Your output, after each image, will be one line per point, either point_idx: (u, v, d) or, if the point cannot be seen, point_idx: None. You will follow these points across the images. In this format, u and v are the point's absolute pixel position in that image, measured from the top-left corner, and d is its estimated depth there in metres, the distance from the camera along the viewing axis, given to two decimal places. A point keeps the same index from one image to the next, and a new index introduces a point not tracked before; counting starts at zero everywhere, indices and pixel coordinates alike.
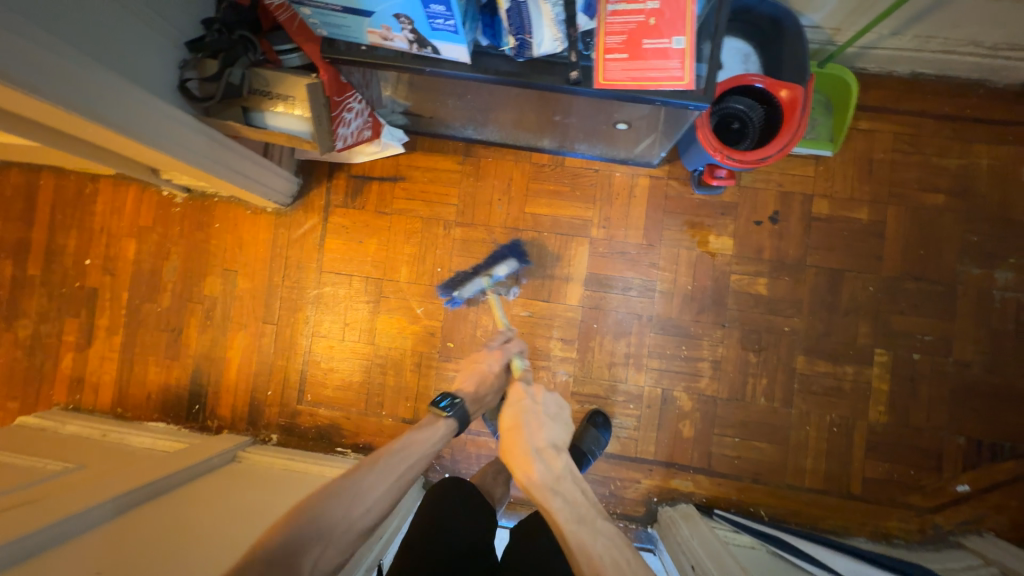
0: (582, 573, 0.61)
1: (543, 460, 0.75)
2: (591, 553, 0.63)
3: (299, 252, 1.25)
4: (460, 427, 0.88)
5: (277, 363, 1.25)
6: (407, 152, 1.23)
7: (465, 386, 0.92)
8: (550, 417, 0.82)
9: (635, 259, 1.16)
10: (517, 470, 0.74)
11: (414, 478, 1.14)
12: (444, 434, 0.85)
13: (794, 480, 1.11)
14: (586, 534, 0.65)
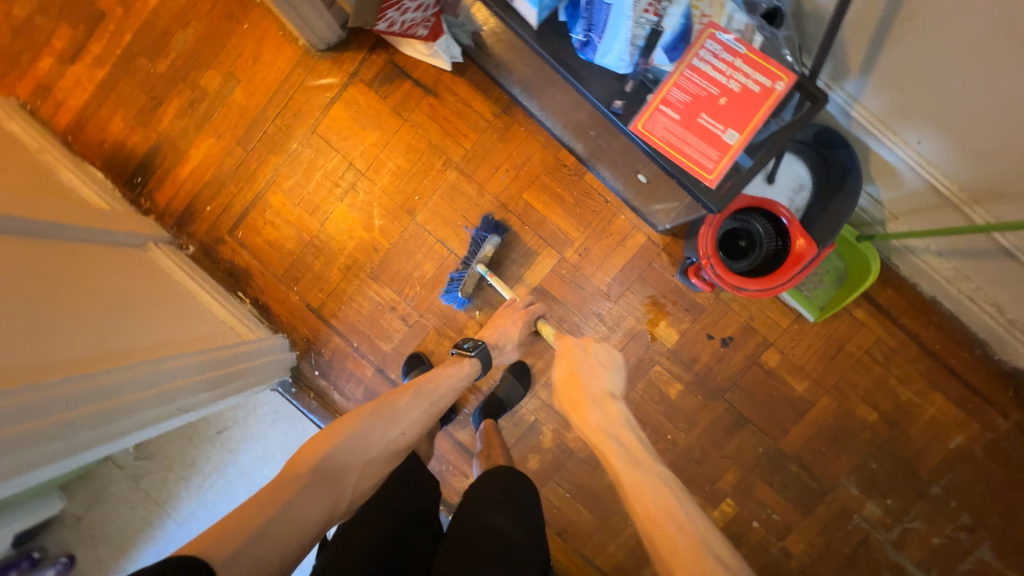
0: (637, 510, 0.60)
1: (599, 406, 0.74)
2: (643, 489, 0.61)
3: (304, 101, 1.20)
4: (482, 368, 0.91)
5: (230, 187, 1.24)
6: (453, 73, 1.16)
7: (486, 335, 0.96)
8: (601, 359, 0.84)
9: (586, 300, 1.16)
10: (576, 418, 0.74)
11: (284, 357, 1.18)
12: (464, 377, 0.87)
13: (591, 556, 1.15)
14: (639, 472, 0.63)
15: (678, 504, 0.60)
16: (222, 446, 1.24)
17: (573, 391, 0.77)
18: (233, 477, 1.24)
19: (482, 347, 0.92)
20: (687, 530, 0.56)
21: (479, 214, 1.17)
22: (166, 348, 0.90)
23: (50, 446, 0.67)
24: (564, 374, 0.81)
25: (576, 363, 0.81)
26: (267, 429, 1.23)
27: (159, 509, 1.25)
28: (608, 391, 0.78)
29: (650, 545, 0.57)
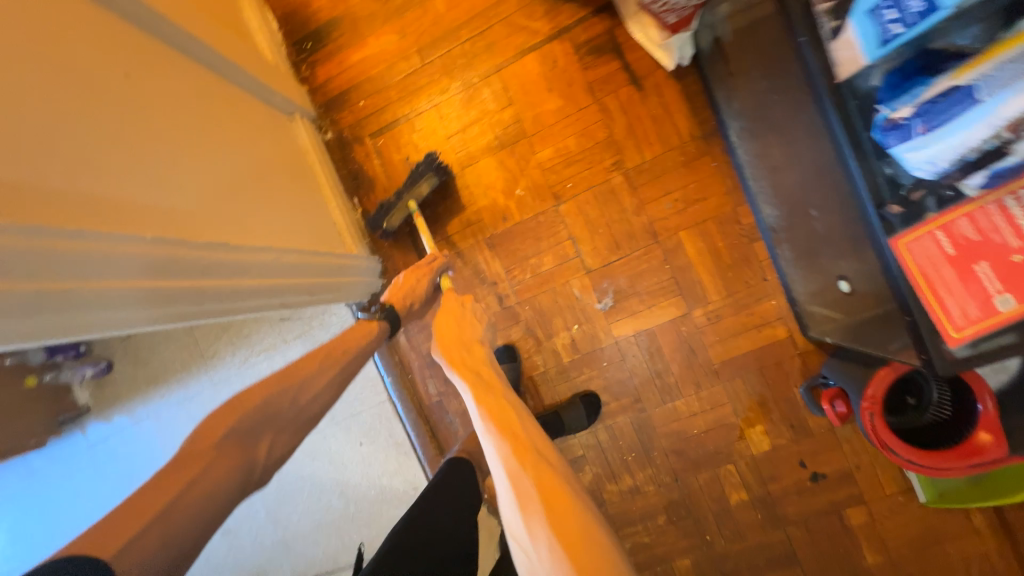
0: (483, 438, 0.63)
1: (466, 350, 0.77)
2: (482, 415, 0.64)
3: (503, 38, 1.11)
4: (390, 329, 0.93)
5: (391, 92, 1.17)
6: (669, 74, 1.04)
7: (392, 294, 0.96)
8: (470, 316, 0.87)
9: (690, 366, 1.06)
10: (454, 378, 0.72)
11: (371, 282, 1.13)
12: (378, 336, 0.90)
13: None
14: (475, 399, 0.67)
15: (505, 420, 0.63)
16: (280, 333, 1.23)
17: (451, 363, 0.73)
18: (279, 366, 1.24)
19: (386, 309, 0.93)
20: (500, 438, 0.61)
21: (625, 231, 1.07)
22: (280, 240, 0.86)
23: (195, 307, 0.64)
24: (448, 348, 0.76)
25: (450, 322, 0.82)
26: (326, 338, 1.21)
27: (203, 360, 1.28)
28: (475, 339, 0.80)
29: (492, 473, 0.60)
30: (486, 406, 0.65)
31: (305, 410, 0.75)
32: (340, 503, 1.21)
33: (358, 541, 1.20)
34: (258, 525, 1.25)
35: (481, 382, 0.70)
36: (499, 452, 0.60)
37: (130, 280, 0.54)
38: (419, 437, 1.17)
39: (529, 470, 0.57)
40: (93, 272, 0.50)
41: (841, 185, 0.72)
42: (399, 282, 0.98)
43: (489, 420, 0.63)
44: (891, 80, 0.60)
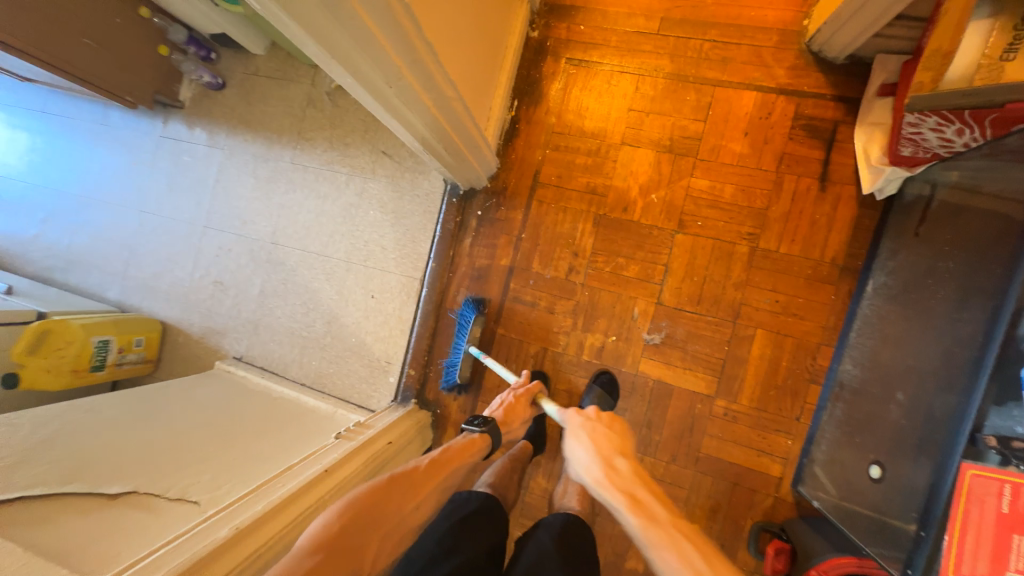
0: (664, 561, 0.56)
1: (582, 465, 0.71)
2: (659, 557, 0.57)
3: (741, 60, 1.08)
4: (490, 449, 0.87)
5: (612, 37, 1.15)
6: (854, 195, 1.02)
7: (493, 413, 0.92)
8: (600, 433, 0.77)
9: (680, 439, 1.07)
10: (608, 493, 0.65)
11: (480, 176, 1.14)
12: (479, 456, 0.84)
13: None
14: (620, 514, 0.62)
15: (680, 549, 0.57)
16: (374, 162, 1.24)
17: (601, 476, 0.67)
18: (353, 187, 1.25)
19: (491, 424, 0.87)
20: None
21: (713, 294, 1.06)
22: (467, 93, 0.87)
23: (388, 90, 0.67)
24: (586, 458, 0.71)
25: (598, 441, 0.73)
26: (408, 194, 1.22)
27: (296, 137, 1.29)
28: (616, 461, 0.70)
29: None
30: (658, 532, 0.59)
31: (407, 519, 0.70)
32: (321, 329, 1.25)
33: (312, 368, 1.24)
34: (246, 296, 1.30)
35: (633, 491, 0.64)
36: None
37: (373, 28, 0.54)
38: (421, 326, 1.20)
39: None
40: (378, 17, 0.53)
41: (958, 397, 0.69)
42: (508, 402, 0.94)
43: (663, 547, 0.57)
44: None
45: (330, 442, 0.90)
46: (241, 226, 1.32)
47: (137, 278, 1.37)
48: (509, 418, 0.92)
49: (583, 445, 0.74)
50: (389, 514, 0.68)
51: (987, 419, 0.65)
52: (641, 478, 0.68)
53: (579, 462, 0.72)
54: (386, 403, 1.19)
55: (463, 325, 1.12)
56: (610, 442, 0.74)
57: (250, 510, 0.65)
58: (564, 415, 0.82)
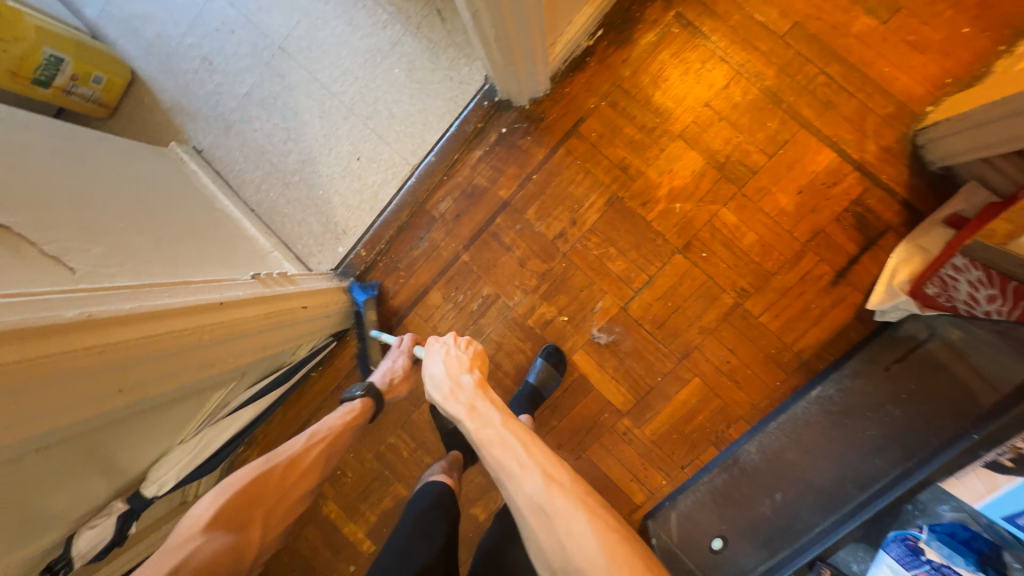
0: (489, 450, 0.66)
1: (428, 385, 0.79)
2: (486, 451, 0.67)
3: (842, 113, 0.96)
4: (373, 413, 0.92)
5: (735, 15, 0.98)
6: (858, 304, 0.97)
7: (375, 376, 0.97)
8: (449, 352, 0.81)
9: (573, 434, 1.08)
10: (450, 408, 0.74)
11: (523, 93, 1.01)
12: (362, 420, 0.90)
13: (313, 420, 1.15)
14: (460, 419, 0.72)
15: (506, 445, 0.66)
16: (423, 17, 1.08)
17: (446, 397, 0.75)
18: (389, 32, 1.09)
19: (370, 387, 0.91)
20: (513, 486, 0.62)
21: (676, 326, 1.03)
22: None
23: None
24: (437, 373, 0.79)
25: (447, 356, 0.81)
26: (441, 71, 1.08)
27: None
28: (458, 379, 0.76)
29: (503, 472, 0.63)
30: (481, 425, 0.69)
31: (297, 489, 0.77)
32: (292, 165, 1.15)
33: (268, 199, 1.15)
34: (231, 92, 1.16)
35: (474, 403, 0.72)
36: (510, 471, 0.63)
37: None
38: (391, 213, 1.12)
39: (580, 521, 0.57)
40: None
41: (830, 527, 0.70)
42: (392, 366, 0.98)
43: (489, 446, 0.66)
44: (954, 529, 0.60)
45: (244, 279, 0.85)
46: (255, 12, 1.14)
47: (121, 9, 1.19)
48: (389, 387, 0.95)
49: (439, 362, 0.80)
50: (273, 489, 0.73)
51: (835, 552, 0.70)
52: (483, 381, 0.76)
53: (435, 380, 0.78)
54: (325, 268, 1.14)
55: (356, 310, 1.09)
56: (461, 360, 0.80)
57: (114, 306, 0.56)
58: (428, 344, 0.86)
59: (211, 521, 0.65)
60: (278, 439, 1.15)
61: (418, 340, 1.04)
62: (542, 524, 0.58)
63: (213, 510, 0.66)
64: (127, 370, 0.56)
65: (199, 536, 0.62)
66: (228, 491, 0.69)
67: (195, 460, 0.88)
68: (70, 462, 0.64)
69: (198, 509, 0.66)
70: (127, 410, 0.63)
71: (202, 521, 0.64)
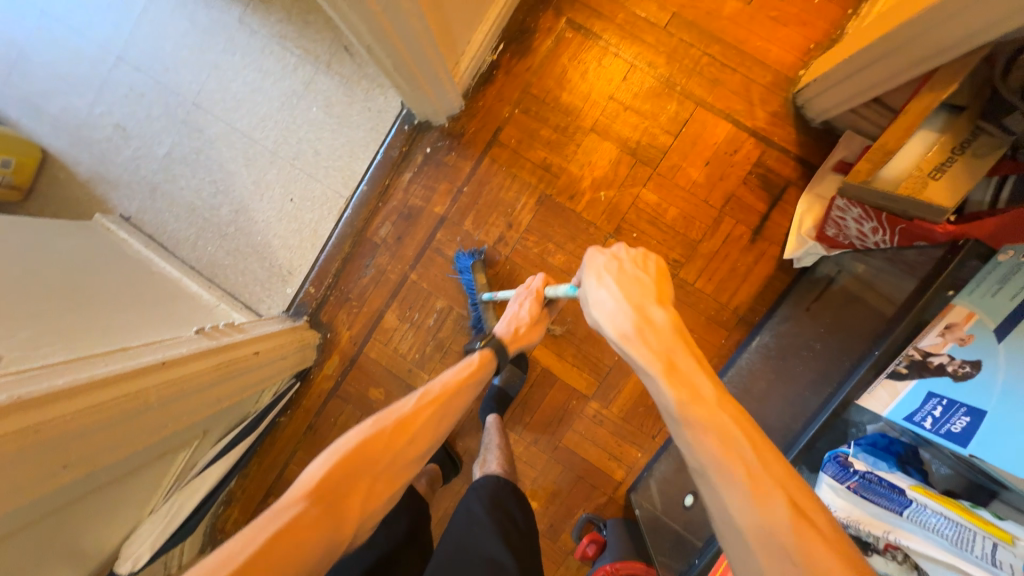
0: (717, 456, 0.47)
1: (609, 323, 0.60)
2: (708, 456, 0.47)
3: (729, 88, 1.05)
4: (497, 363, 0.83)
5: (619, 13, 1.07)
6: (778, 255, 1.05)
7: (500, 327, 0.86)
8: (620, 276, 0.63)
9: (547, 427, 1.11)
10: (641, 351, 0.55)
11: (440, 113, 1.06)
12: (480, 376, 0.79)
13: (287, 465, 1.13)
14: (661, 395, 0.52)
15: (727, 447, 0.47)
16: (331, 55, 1.11)
17: (631, 332, 0.57)
18: (301, 74, 1.12)
19: (494, 341, 0.83)
20: (742, 503, 0.45)
21: None
22: (435, 15, 0.78)
23: None
24: (613, 305, 0.60)
25: (639, 286, 0.62)
26: (359, 103, 1.12)
27: None
28: (652, 320, 0.57)
29: (730, 478, 0.46)
30: (705, 416, 0.49)
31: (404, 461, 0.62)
32: (225, 217, 1.15)
33: (206, 254, 1.15)
34: (150, 154, 1.16)
35: (670, 354, 0.54)
36: (731, 477, 0.46)
37: None
38: (333, 247, 1.14)
39: (811, 539, 0.42)
40: None
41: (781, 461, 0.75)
42: (518, 313, 0.87)
43: (710, 444, 0.48)
44: (876, 440, 0.70)
45: (187, 335, 0.84)
46: (162, 73, 1.15)
47: (23, 88, 1.16)
48: (515, 336, 0.85)
49: (611, 287, 0.62)
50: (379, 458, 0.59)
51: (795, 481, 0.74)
52: (679, 331, 0.57)
53: (604, 308, 0.60)
54: (276, 312, 1.14)
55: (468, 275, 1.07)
56: (641, 290, 0.61)
57: (45, 384, 0.56)
58: (586, 263, 0.67)
59: (318, 486, 0.52)
60: (255, 489, 1.13)
61: (551, 282, 0.90)
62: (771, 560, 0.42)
63: (324, 471, 0.54)
64: (72, 445, 0.56)
65: (295, 503, 0.50)
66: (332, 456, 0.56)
67: (165, 531, 0.85)
68: (37, 553, 0.59)
69: (312, 464, 0.55)
70: (80, 485, 0.62)
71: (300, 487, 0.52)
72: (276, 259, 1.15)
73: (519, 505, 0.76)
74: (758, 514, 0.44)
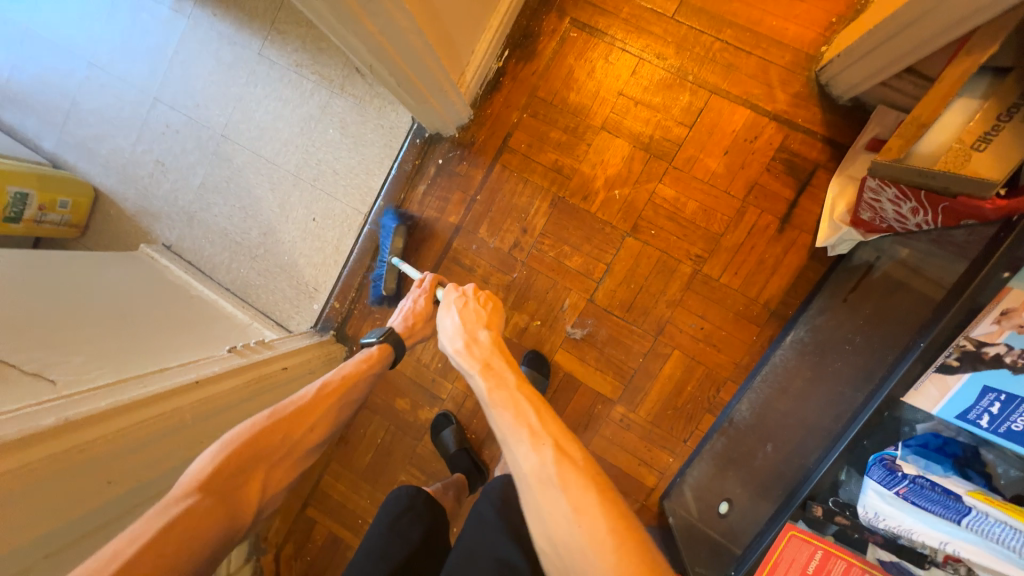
0: (507, 419, 0.60)
1: (452, 340, 0.74)
2: (497, 419, 0.60)
3: (746, 72, 1.00)
4: (392, 360, 0.88)
5: (624, 7, 1.04)
6: (810, 244, 0.99)
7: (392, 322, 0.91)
8: (467, 313, 0.79)
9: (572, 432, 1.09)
10: (466, 361, 0.70)
11: (448, 124, 1.07)
12: (380, 366, 0.86)
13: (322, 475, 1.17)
14: (475, 382, 0.66)
15: (516, 409, 0.60)
16: (344, 77, 1.15)
17: (461, 347, 0.72)
18: (317, 98, 1.17)
19: (390, 333, 0.87)
20: (515, 452, 0.57)
21: (644, 305, 1.05)
22: (435, 30, 0.79)
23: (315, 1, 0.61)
24: (453, 329, 0.76)
25: (483, 312, 0.79)
26: (372, 121, 1.15)
27: (268, 27, 1.18)
28: (478, 336, 0.74)
29: (513, 432, 0.58)
30: (501, 396, 0.62)
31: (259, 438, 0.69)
32: (254, 239, 1.21)
33: (239, 275, 1.21)
34: (186, 186, 1.24)
35: (488, 360, 0.69)
36: (517, 437, 0.57)
37: None
38: (355, 262, 1.17)
39: (574, 476, 0.53)
40: None
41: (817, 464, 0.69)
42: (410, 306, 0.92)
43: (501, 406, 0.61)
44: (927, 440, 0.63)
45: (220, 354, 0.89)
46: (193, 108, 1.23)
47: (76, 134, 1.28)
48: (412, 328, 0.90)
49: (454, 314, 0.78)
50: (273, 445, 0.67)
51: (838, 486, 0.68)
52: (500, 345, 0.73)
53: (448, 332, 0.76)
54: (305, 327, 1.18)
55: (387, 234, 1.11)
56: (478, 316, 0.78)
57: (90, 406, 0.61)
58: (445, 295, 0.85)
59: (204, 477, 0.59)
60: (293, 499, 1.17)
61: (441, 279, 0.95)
62: (545, 499, 0.53)
63: (209, 463, 0.61)
64: (116, 462, 0.61)
65: (182, 498, 0.56)
66: (227, 448, 0.63)
67: None
68: None
69: (199, 460, 0.61)
70: None
71: (185, 484, 0.58)
72: (302, 276, 1.19)
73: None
74: (523, 456, 0.56)
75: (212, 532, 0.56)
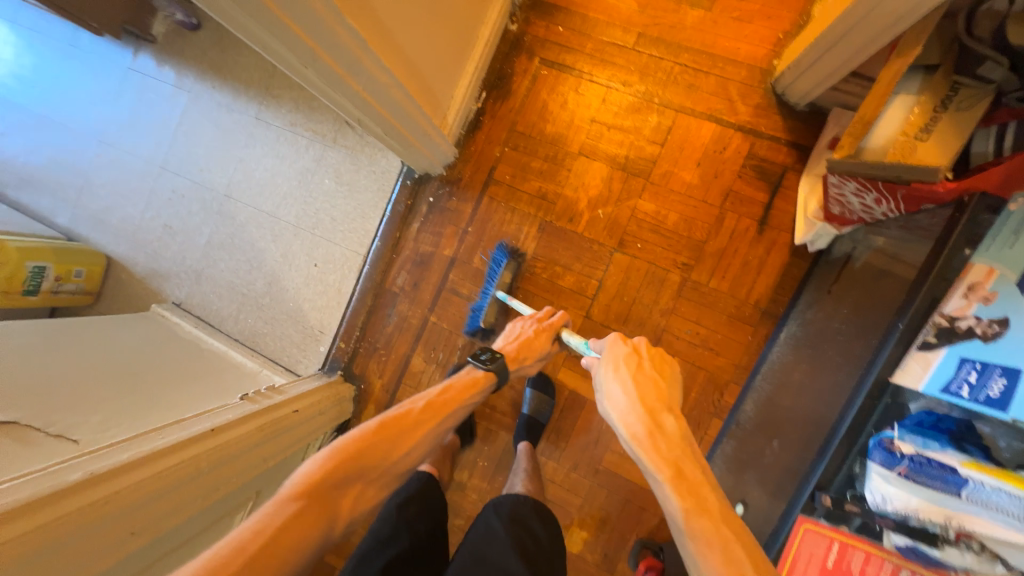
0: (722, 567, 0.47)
1: (617, 423, 0.61)
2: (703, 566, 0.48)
3: (706, 90, 1.08)
4: (496, 384, 0.83)
5: (587, 44, 1.13)
6: (790, 242, 1.03)
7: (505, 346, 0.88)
8: (625, 362, 0.67)
9: (583, 449, 1.10)
10: (650, 460, 0.56)
11: (436, 164, 1.14)
12: (477, 394, 0.80)
13: None
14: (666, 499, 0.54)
15: (729, 554, 0.47)
16: (335, 131, 1.24)
17: (643, 434, 0.58)
18: (311, 153, 1.25)
19: (498, 361, 0.83)
20: None
21: (639, 316, 1.08)
22: (415, 83, 0.87)
23: (306, 69, 0.69)
24: (625, 402, 0.62)
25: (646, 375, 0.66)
26: (364, 168, 1.22)
27: (263, 93, 1.28)
28: (666, 419, 0.60)
29: None
30: (705, 527, 0.50)
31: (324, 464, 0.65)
32: (260, 289, 1.26)
33: (247, 325, 1.25)
34: (193, 245, 1.30)
35: (678, 462, 0.55)
36: None
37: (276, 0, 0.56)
38: (357, 301, 1.21)
39: None
40: None
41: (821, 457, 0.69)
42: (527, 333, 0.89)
43: (705, 548, 0.48)
44: (921, 418, 0.63)
45: (233, 402, 0.91)
46: (197, 173, 1.31)
47: (89, 208, 1.36)
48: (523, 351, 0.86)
49: (619, 384, 0.64)
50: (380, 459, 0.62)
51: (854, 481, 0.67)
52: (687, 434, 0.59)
53: (617, 406, 0.62)
54: (313, 370, 1.21)
55: (496, 269, 1.09)
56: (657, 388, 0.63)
57: (111, 459, 0.64)
58: (609, 345, 0.72)
59: (313, 484, 0.55)
60: None
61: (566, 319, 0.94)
62: None
63: (322, 468, 0.56)
64: (138, 512, 0.63)
65: (294, 502, 0.52)
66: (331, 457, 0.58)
67: None
68: None
69: (308, 462, 0.57)
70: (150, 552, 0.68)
71: (295, 484, 0.54)
72: (307, 321, 1.24)
73: (540, 519, 0.75)
74: None
75: (311, 537, 0.52)
